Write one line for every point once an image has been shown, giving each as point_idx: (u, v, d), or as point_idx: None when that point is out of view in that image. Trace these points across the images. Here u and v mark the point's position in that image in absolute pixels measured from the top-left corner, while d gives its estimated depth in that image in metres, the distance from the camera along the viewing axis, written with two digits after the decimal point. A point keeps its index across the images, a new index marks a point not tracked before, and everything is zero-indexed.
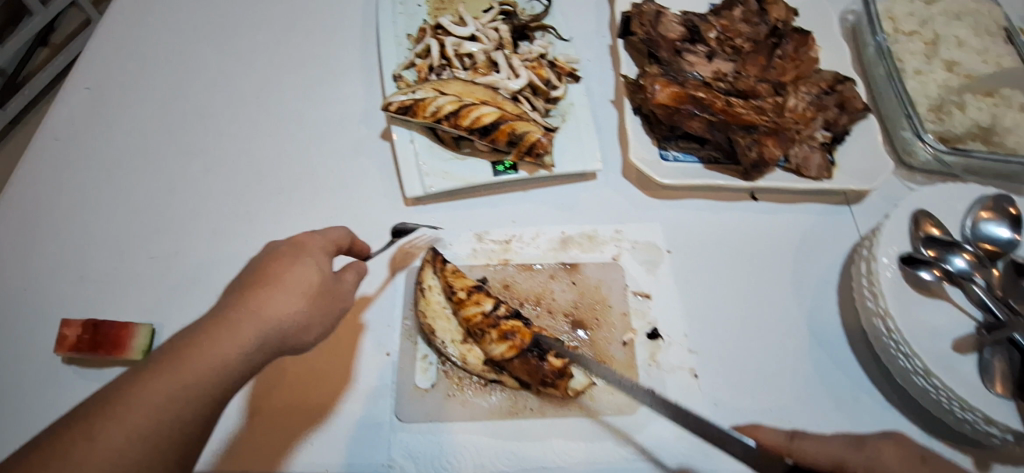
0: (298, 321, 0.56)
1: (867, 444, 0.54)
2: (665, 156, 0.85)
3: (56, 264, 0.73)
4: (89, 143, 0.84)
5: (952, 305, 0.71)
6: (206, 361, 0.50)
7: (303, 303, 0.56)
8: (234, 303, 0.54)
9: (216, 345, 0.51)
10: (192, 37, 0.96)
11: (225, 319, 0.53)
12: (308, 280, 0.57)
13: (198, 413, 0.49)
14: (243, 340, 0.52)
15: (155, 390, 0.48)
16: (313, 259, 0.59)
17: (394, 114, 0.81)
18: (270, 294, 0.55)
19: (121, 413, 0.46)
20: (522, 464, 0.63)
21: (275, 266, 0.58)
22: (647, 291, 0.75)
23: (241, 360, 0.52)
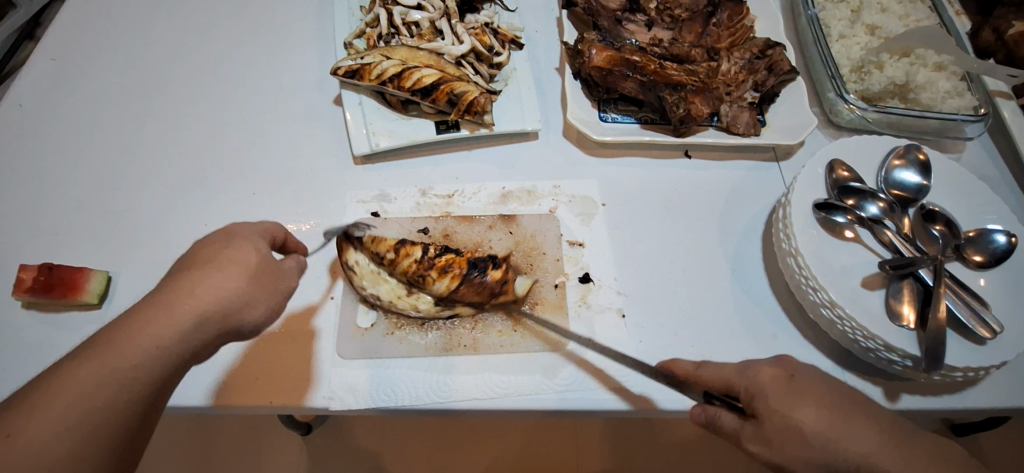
0: (231, 304, 0.53)
1: (749, 367, 0.59)
2: (604, 118, 0.90)
3: (17, 219, 0.77)
4: (53, 110, 0.88)
5: (864, 246, 0.75)
6: (130, 351, 0.47)
7: (238, 284, 0.53)
8: (160, 292, 0.51)
9: (138, 336, 0.48)
10: (153, 11, 1.00)
11: (153, 305, 0.50)
12: (241, 263, 0.54)
13: (131, 401, 0.47)
14: (171, 329, 0.49)
15: (75, 388, 0.45)
16: (247, 243, 0.56)
17: (342, 78, 0.86)
18: (200, 278, 0.52)
19: (41, 407, 0.44)
20: (457, 396, 0.67)
21: (207, 250, 0.55)
22: (580, 240, 0.79)
23: (170, 349, 0.49)
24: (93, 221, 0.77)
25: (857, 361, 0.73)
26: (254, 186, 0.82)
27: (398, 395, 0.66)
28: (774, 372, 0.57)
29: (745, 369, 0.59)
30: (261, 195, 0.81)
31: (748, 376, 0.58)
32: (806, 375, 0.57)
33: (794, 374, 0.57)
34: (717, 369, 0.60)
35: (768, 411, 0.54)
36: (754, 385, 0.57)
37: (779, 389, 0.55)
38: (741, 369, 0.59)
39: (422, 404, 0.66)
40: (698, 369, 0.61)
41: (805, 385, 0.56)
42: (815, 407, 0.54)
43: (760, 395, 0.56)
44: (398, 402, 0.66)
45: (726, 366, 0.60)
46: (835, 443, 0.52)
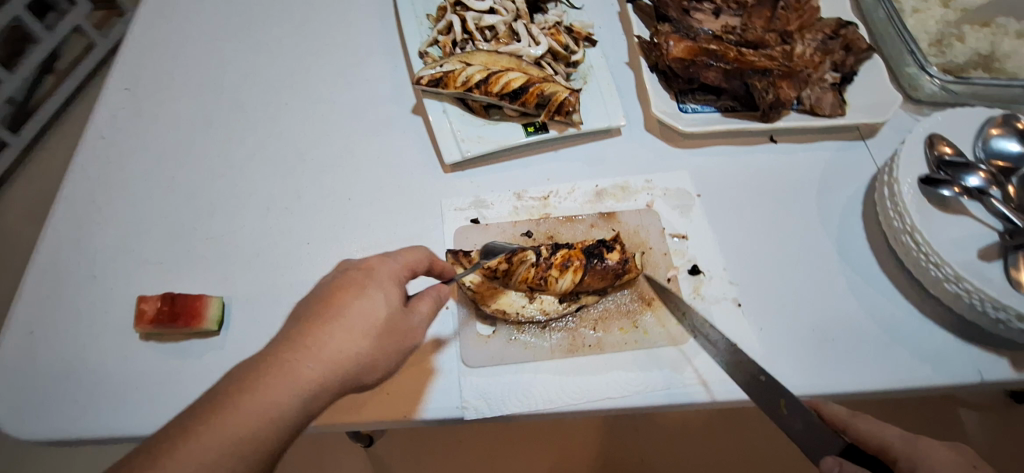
0: (356, 365, 0.53)
1: (919, 438, 0.55)
2: (685, 109, 0.89)
3: (123, 252, 0.78)
4: (133, 139, 0.88)
5: (972, 218, 0.74)
6: (256, 414, 0.48)
7: (365, 345, 0.53)
8: (294, 341, 0.52)
9: (265, 396, 0.49)
10: (216, 33, 0.99)
11: (288, 358, 0.51)
12: (372, 320, 0.54)
13: (260, 458, 0.48)
14: (298, 390, 0.50)
15: (199, 448, 0.46)
16: (381, 293, 0.55)
17: (425, 87, 0.85)
18: (333, 335, 0.52)
19: (183, 452, 0.46)
20: (591, 397, 0.66)
21: (342, 295, 0.55)
22: (682, 232, 0.79)
23: (292, 413, 0.49)
24: (197, 248, 0.78)
25: (979, 333, 0.72)
26: (348, 202, 0.82)
27: (532, 400, 0.65)
28: (950, 452, 0.54)
29: (913, 438, 0.54)
30: (355, 210, 0.81)
31: (918, 446, 0.54)
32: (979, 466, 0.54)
33: (973, 465, 0.54)
34: (883, 429, 0.55)
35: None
36: (925, 456, 0.53)
37: (955, 466, 0.52)
38: (906, 436, 0.55)
39: (557, 408, 0.65)
40: (854, 420, 0.56)
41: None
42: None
43: (934, 466, 0.52)
44: (534, 408, 0.65)
45: (892, 427, 0.56)
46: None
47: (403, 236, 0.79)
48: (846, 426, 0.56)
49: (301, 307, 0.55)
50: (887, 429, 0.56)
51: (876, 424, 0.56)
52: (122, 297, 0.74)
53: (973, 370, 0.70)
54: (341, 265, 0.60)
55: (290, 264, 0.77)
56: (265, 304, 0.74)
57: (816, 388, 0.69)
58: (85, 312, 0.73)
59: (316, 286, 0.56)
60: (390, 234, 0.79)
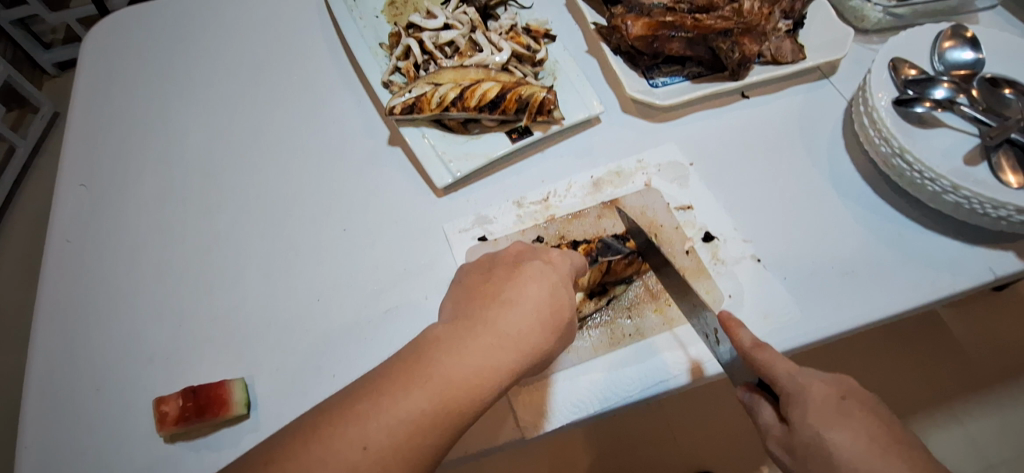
0: (530, 349, 0.57)
1: (801, 373, 0.55)
2: (655, 84, 0.90)
3: (123, 352, 0.74)
4: (104, 235, 0.83)
5: (949, 128, 0.77)
6: (448, 385, 0.53)
7: (541, 335, 0.58)
8: (476, 321, 0.58)
9: (461, 363, 0.54)
10: (163, 107, 0.95)
11: (476, 337, 0.56)
12: (545, 305, 0.59)
13: (448, 428, 0.53)
14: (485, 362, 0.55)
15: (402, 401, 0.52)
16: (551, 280, 0.61)
17: (400, 116, 0.83)
18: (512, 314, 0.58)
19: (383, 411, 0.52)
20: (641, 387, 0.67)
21: (518, 282, 0.60)
22: (687, 203, 0.80)
23: (481, 384, 0.54)
24: (201, 330, 0.74)
25: (982, 233, 0.75)
26: (346, 247, 0.79)
27: (589, 403, 0.66)
28: (827, 387, 0.54)
29: (798, 374, 0.54)
30: (356, 254, 0.78)
31: (797, 386, 0.53)
32: (860, 399, 0.54)
33: (846, 395, 0.54)
34: (772, 364, 0.55)
35: (805, 425, 0.52)
36: (803, 395, 0.53)
37: (820, 408, 0.52)
38: (791, 372, 0.54)
39: (611, 405, 0.66)
40: (752, 350, 0.56)
41: (850, 408, 0.53)
42: (848, 433, 0.51)
43: (805, 406, 0.53)
44: (590, 410, 0.66)
45: (784, 361, 0.55)
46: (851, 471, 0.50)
47: (413, 268, 0.77)
48: (746, 356, 0.57)
49: (479, 291, 0.61)
50: (777, 365, 0.55)
51: (773, 355, 0.56)
52: (135, 400, 0.70)
53: (985, 269, 0.73)
54: (523, 249, 0.66)
55: (304, 324, 0.74)
56: (289, 372, 0.71)
57: (848, 321, 0.70)
58: (101, 424, 0.69)
59: (499, 272, 0.63)
60: (399, 271, 0.77)
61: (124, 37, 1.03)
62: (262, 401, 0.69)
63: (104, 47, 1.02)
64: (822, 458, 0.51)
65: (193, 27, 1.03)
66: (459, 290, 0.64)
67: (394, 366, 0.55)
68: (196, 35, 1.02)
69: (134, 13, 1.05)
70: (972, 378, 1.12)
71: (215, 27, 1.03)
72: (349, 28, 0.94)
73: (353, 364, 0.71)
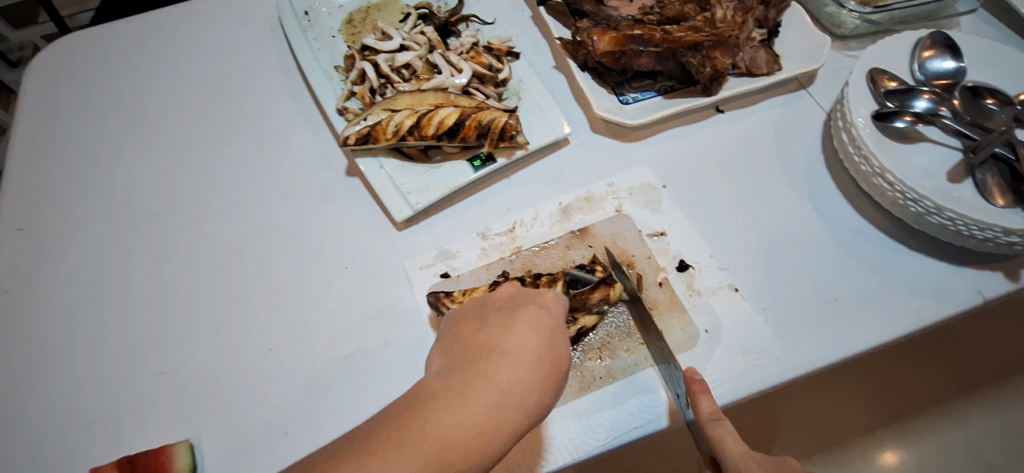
0: (535, 407, 0.52)
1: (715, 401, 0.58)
2: (625, 100, 0.84)
3: (62, 414, 0.69)
4: (44, 284, 0.78)
5: (931, 142, 0.74)
6: (445, 450, 0.47)
7: (546, 391, 0.53)
8: (474, 374, 0.52)
9: (459, 424, 0.49)
10: (108, 141, 0.90)
11: (474, 392, 0.50)
12: (547, 353, 0.54)
13: None
14: (482, 425, 0.49)
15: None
16: (551, 328, 0.56)
17: (355, 146, 0.78)
18: (511, 367, 0.52)
19: None
20: (613, 435, 0.63)
21: (517, 328, 0.55)
22: (660, 229, 0.76)
23: (478, 451, 0.48)
24: (148, 387, 0.70)
25: (969, 253, 0.72)
26: (301, 290, 0.74)
27: (559, 453, 0.62)
28: (734, 430, 0.57)
29: (715, 414, 0.57)
30: (312, 297, 0.74)
31: (710, 426, 0.57)
32: (760, 440, 0.58)
33: None
34: (695, 393, 0.58)
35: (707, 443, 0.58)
36: (710, 421, 0.58)
37: (725, 432, 0.57)
38: (710, 413, 0.57)
39: (582, 455, 0.62)
40: (689, 383, 0.59)
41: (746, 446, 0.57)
42: (738, 467, 0.56)
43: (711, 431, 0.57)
44: (560, 461, 0.62)
45: (710, 399, 0.58)
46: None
47: (372, 310, 0.72)
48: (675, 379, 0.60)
49: (473, 337, 0.56)
50: (701, 402, 0.58)
51: (703, 390, 0.59)
52: (76, 468, 0.66)
53: (973, 292, 0.69)
54: (514, 291, 0.61)
55: (257, 378, 0.69)
56: (239, 433, 0.66)
57: (831, 355, 0.67)
58: None
59: (493, 316, 0.57)
60: (358, 315, 0.72)
61: (67, 64, 0.97)
62: (211, 464, 0.65)
63: (46, 76, 0.96)
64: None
65: (139, 52, 0.97)
66: (448, 339, 0.58)
67: (382, 426, 0.49)
68: (143, 61, 0.96)
69: (76, 39, 0.98)
70: (966, 389, 1.09)
71: (163, 51, 0.97)
72: (302, 50, 0.89)
73: (309, 420, 0.66)
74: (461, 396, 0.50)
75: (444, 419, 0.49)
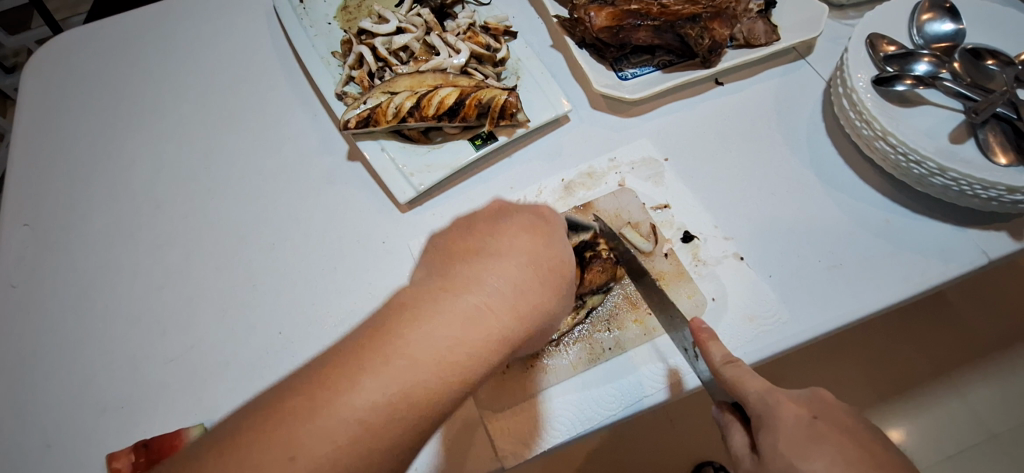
0: (527, 312, 0.49)
1: (773, 391, 0.50)
2: (624, 76, 0.84)
3: (74, 403, 0.69)
4: (50, 277, 0.78)
5: (933, 106, 0.73)
6: (423, 352, 0.45)
7: (538, 297, 0.50)
8: (458, 276, 0.49)
9: (440, 328, 0.46)
10: (108, 134, 0.90)
11: (457, 293, 0.48)
12: (538, 259, 0.52)
13: (429, 407, 0.44)
14: (471, 329, 0.46)
15: (364, 383, 0.43)
16: (543, 237, 0.54)
17: (356, 130, 0.78)
18: (501, 270, 0.50)
19: (346, 389, 0.43)
20: (623, 405, 0.63)
21: (506, 235, 0.53)
22: (663, 202, 0.76)
23: (468, 354, 0.46)
24: (159, 373, 0.70)
25: (973, 214, 0.72)
26: (308, 274, 0.75)
27: (570, 426, 0.62)
28: (799, 407, 0.49)
29: (768, 392, 0.50)
30: (319, 280, 0.74)
31: (768, 407, 0.49)
32: (835, 420, 0.49)
33: (818, 415, 0.49)
34: (742, 384, 0.51)
35: (777, 453, 0.48)
36: (772, 417, 0.49)
37: (791, 433, 0.48)
38: (762, 393, 0.50)
39: (593, 425, 0.63)
40: (722, 368, 0.53)
41: (822, 429, 0.48)
42: (819, 461, 0.46)
43: (775, 432, 0.48)
44: (572, 433, 0.62)
45: (756, 379, 0.52)
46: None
47: (379, 291, 0.73)
48: (717, 372, 0.54)
49: (459, 244, 0.53)
50: (747, 383, 0.51)
51: (745, 372, 0.52)
52: (91, 455, 0.66)
53: (978, 252, 0.70)
54: (505, 203, 0.59)
55: (267, 361, 0.70)
56: None
57: (839, 319, 0.67)
58: None
59: (481, 223, 0.55)
60: (365, 297, 0.73)
61: (64, 60, 0.97)
62: None
63: (43, 73, 0.96)
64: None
65: (135, 45, 0.97)
66: (433, 247, 0.55)
67: (357, 334, 0.46)
68: (140, 54, 0.96)
69: (72, 35, 0.98)
70: (973, 357, 1.10)
71: (159, 44, 0.97)
72: (298, 38, 0.89)
73: None
74: (441, 298, 0.48)
75: (424, 321, 0.46)
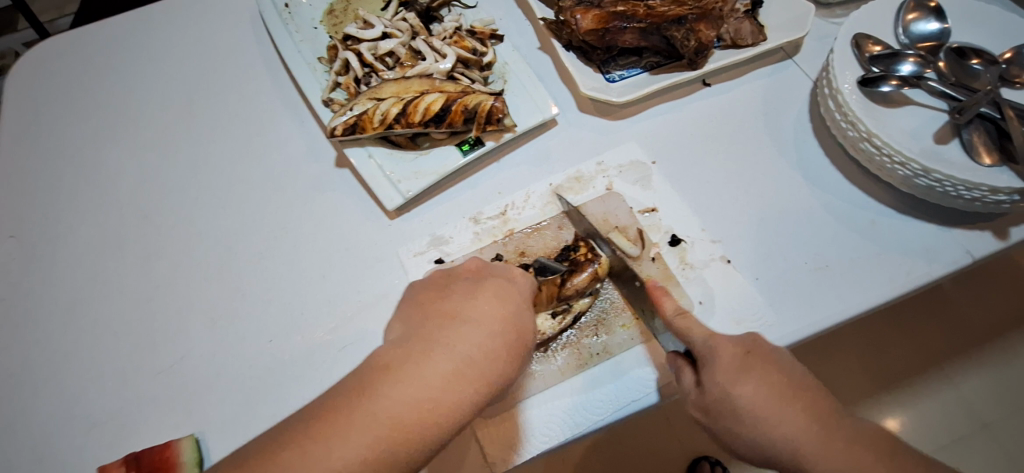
0: (494, 378, 0.52)
1: (714, 335, 0.57)
2: (611, 79, 0.84)
3: (64, 415, 0.69)
4: (38, 289, 0.78)
5: (918, 106, 0.74)
6: (393, 419, 0.47)
7: (505, 365, 0.53)
8: (431, 341, 0.52)
9: (413, 395, 0.48)
10: (93, 143, 0.89)
11: (429, 359, 0.51)
12: (508, 326, 0.54)
13: (398, 470, 0.47)
14: (440, 397, 0.49)
15: (338, 448, 0.46)
16: (514, 301, 0.56)
17: (343, 137, 0.78)
18: (472, 336, 0.52)
19: (320, 454, 0.45)
20: (612, 408, 0.63)
21: (480, 300, 0.55)
22: (651, 205, 0.76)
23: (436, 423, 0.49)
24: (148, 385, 0.70)
25: (958, 214, 0.72)
26: (297, 283, 0.75)
27: (559, 430, 0.63)
28: (734, 346, 0.56)
29: (711, 337, 0.57)
30: (308, 289, 0.74)
31: (710, 349, 0.56)
32: (765, 356, 0.55)
33: (750, 351, 0.56)
34: (689, 330, 0.58)
35: (714, 383, 0.55)
36: (711, 354, 0.56)
37: (727, 364, 0.55)
38: (706, 338, 0.57)
39: (583, 429, 0.63)
40: (674, 319, 0.59)
41: (754, 364, 0.54)
42: (751, 385, 0.54)
43: (715, 366, 0.55)
44: (561, 437, 0.63)
45: (700, 326, 0.58)
46: (759, 427, 0.53)
47: (367, 299, 0.73)
48: (670, 324, 0.60)
49: (435, 306, 0.56)
50: (692, 329, 0.58)
51: (692, 323, 0.58)
52: (82, 468, 0.66)
53: (962, 252, 0.70)
54: (481, 264, 0.61)
55: (257, 370, 0.70)
56: (242, 425, 0.67)
57: (824, 321, 0.67)
58: None
59: (456, 287, 0.58)
60: (353, 306, 0.73)
61: (48, 69, 0.96)
62: (217, 457, 0.65)
63: (26, 81, 0.95)
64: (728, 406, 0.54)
65: (120, 52, 0.96)
66: (410, 308, 0.57)
67: (334, 396, 0.49)
68: (125, 61, 0.95)
69: (56, 43, 0.97)
70: (962, 351, 1.11)
71: (144, 51, 0.96)
72: (284, 43, 0.88)
73: None
74: (413, 365, 0.50)
75: (397, 388, 0.48)
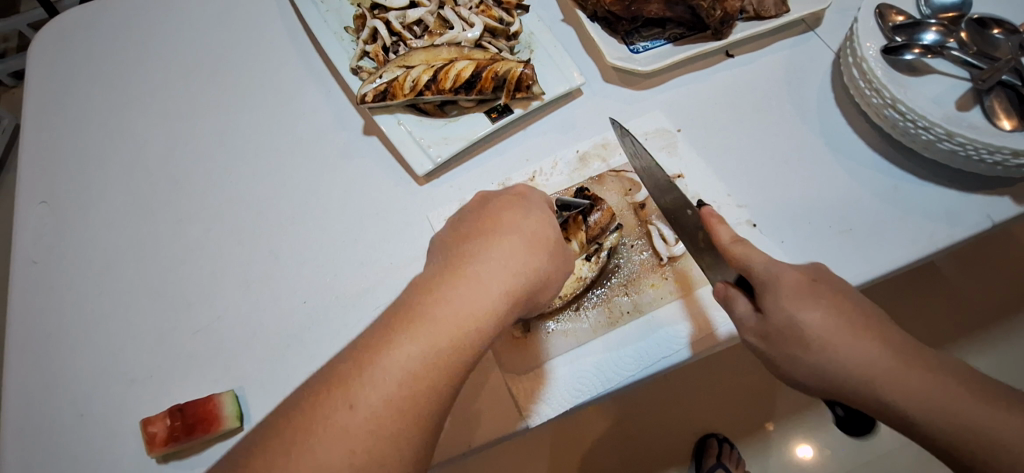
0: (520, 283, 0.55)
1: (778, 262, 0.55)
2: (636, 49, 0.84)
3: (101, 374, 0.71)
4: (71, 254, 0.79)
5: (940, 74, 0.75)
6: (435, 330, 0.51)
7: (528, 270, 0.56)
8: (453, 264, 0.55)
9: (447, 308, 0.52)
10: (119, 112, 0.90)
11: (455, 278, 0.54)
12: (523, 237, 0.57)
13: (450, 376, 0.51)
14: (473, 307, 0.52)
15: (390, 359, 0.49)
16: (525, 218, 0.59)
17: (372, 104, 0.79)
18: (490, 252, 0.55)
19: (376, 369, 0.49)
20: (643, 362, 0.65)
21: (493, 222, 0.58)
22: (677, 172, 0.77)
23: (475, 329, 0.52)
24: (185, 344, 0.72)
25: (977, 181, 0.74)
26: (327, 247, 0.76)
27: (591, 385, 0.65)
28: (800, 272, 0.55)
29: (772, 262, 0.55)
30: (339, 253, 0.75)
31: (773, 273, 0.54)
32: (832, 285, 0.55)
33: (818, 279, 0.55)
34: (751, 257, 0.56)
35: (778, 309, 0.54)
36: (774, 280, 0.54)
37: (795, 293, 0.54)
38: (767, 263, 0.55)
39: (615, 384, 0.65)
40: (731, 245, 0.58)
41: (861, 324, 0.52)
42: (818, 312, 0.53)
43: (778, 292, 0.54)
44: (592, 392, 0.64)
45: (762, 253, 0.56)
46: (823, 354, 0.52)
47: (399, 263, 0.74)
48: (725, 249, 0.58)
49: (450, 238, 0.58)
50: (754, 257, 0.56)
51: (752, 248, 0.57)
52: (122, 425, 0.68)
53: (984, 216, 0.72)
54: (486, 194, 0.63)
55: (292, 331, 0.71)
56: (280, 383, 0.68)
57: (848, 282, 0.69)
58: (90, 451, 0.67)
59: (466, 218, 0.60)
60: (385, 270, 0.74)
61: (72, 40, 0.96)
62: (254, 412, 0.67)
63: (50, 51, 0.95)
64: (801, 340, 0.53)
65: (144, 24, 0.96)
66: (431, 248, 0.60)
67: (377, 326, 0.52)
68: (148, 33, 0.96)
69: (79, 15, 0.98)
70: (972, 326, 1.13)
71: (166, 22, 0.96)
72: (310, 14, 0.89)
73: None
74: (444, 285, 0.53)
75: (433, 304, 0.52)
